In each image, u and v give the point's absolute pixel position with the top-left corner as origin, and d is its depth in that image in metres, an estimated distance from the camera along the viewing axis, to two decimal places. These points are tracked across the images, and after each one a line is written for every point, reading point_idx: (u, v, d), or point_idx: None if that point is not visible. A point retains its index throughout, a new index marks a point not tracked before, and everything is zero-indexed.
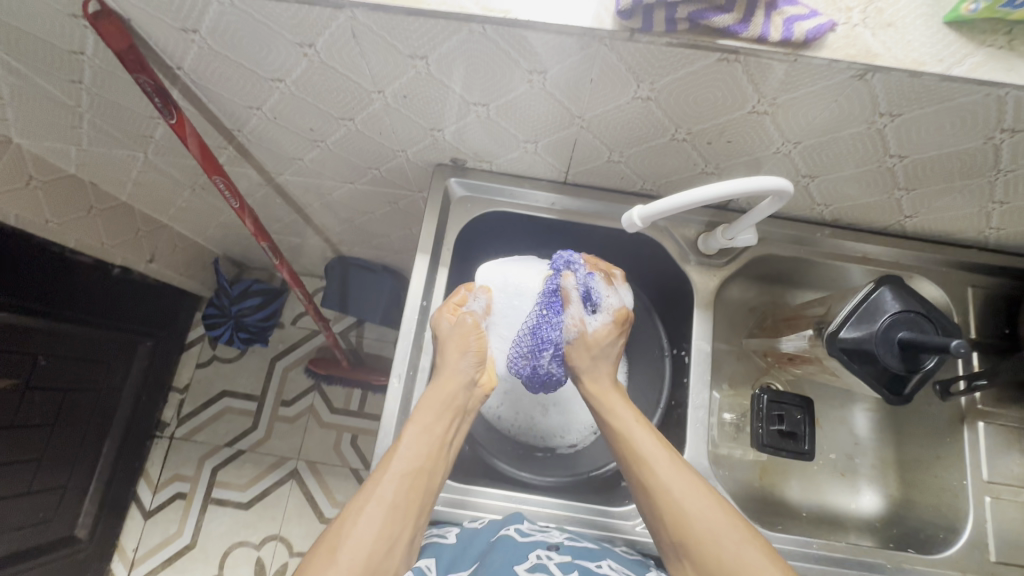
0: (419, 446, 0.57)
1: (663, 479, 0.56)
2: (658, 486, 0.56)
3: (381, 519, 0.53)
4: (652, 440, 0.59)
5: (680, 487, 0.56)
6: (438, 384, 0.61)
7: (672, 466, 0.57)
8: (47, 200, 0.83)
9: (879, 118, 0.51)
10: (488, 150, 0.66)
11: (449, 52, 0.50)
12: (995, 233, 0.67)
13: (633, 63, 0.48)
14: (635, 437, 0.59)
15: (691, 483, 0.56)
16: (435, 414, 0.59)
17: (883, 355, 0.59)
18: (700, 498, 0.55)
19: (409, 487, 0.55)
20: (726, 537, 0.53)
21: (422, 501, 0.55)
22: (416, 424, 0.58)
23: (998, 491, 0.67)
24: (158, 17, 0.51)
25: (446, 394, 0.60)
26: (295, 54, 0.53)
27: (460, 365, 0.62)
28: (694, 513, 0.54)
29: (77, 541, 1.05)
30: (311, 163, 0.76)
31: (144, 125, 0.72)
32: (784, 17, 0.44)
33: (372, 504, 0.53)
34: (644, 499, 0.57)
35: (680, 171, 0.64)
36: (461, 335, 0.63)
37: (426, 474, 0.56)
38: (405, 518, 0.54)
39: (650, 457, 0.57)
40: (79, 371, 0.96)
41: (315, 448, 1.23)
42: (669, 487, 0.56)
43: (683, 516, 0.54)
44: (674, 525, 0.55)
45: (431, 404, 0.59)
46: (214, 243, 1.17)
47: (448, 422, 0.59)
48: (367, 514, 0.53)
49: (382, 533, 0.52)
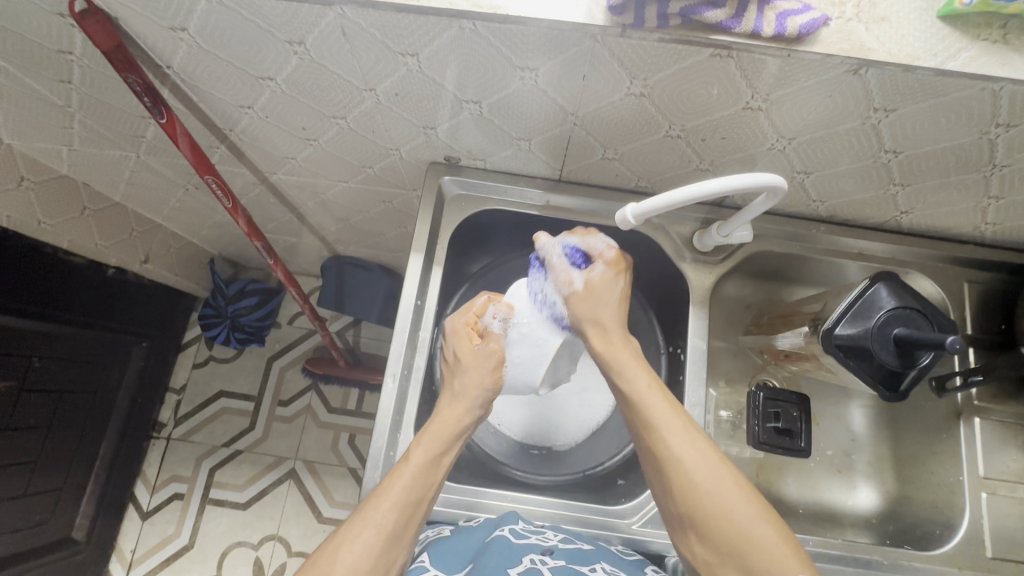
0: (424, 475, 0.55)
1: (672, 449, 0.53)
2: (665, 454, 0.53)
3: (377, 546, 0.50)
4: (663, 405, 0.56)
5: (692, 456, 0.53)
6: (445, 413, 0.60)
7: (684, 432, 0.54)
8: (39, 201, 0.83)
9: (874, 114, 0.50)
10: (481, 148, 0.66)
11: (442, 49, 0.49)
12: (991, 229, 0.67)
13: (625, 59, 0.48)
14: (647, 402, 0.56)
15: (706, 452, 0.53)
16: (440, 442, 0.57)
17: (879, 352, 0.58)
18: (711, 471, 0.52)
19: (408, 514, 0.53)
20: (738, 512, 0.50)
21: (416, 527, 0.54)
22: (422, 450, 0.56)
23: (995, 487, 0.67)
24: (146, 15, 0.51)
25: (454, 426, 0.59)
26: (284, 51, 0.53)
27: (473, 397, 0.61)
28: (703, 486, 0.51)
29: (74, 542, 1.05)
30: (304, 162, 0.76)
31: (135, 125, 0.72)
32: (777, 12, 0.43)
33: (370, 530, 0.51)
34: (655, 469, 0.55)
35: (675, 168, 0.64)
36: (487, 356, 0.63)
37: (425, 503, 0.55)
38: (399, 543, 0.52)
39: (659, 422, 0.55)
40: (74, 372, 0.96)
41: (312, 448, 1.23)
42: (679, 460, 0.53)
43: (694, 489, 0.51)
44: (684, 497, 0.52)
45: (438, 433, 0.58)
46: (209, 243, 1.17)
47: (450, 452, 0.58)
48: (364, 540, 0.50)
49: (377, 561, 0.50)
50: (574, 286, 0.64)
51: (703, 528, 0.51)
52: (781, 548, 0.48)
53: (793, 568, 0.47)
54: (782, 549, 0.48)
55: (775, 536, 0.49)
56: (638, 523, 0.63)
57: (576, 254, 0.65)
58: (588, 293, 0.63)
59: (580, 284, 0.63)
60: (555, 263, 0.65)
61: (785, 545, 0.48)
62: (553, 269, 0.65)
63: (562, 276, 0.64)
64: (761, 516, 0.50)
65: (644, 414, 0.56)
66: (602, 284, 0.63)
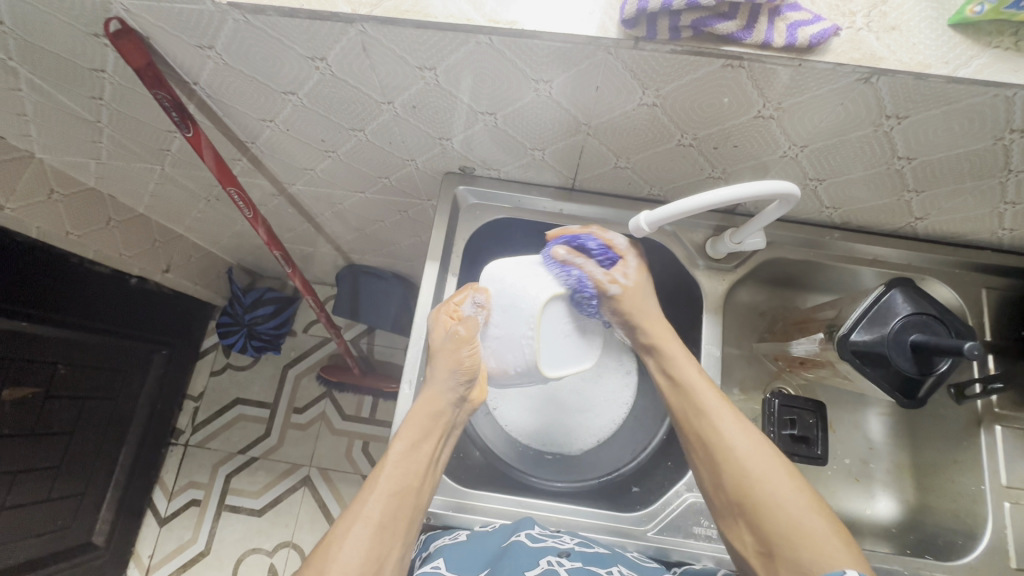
0: (407, 465, 0.58)
1: (727, 437, 0.58)
2: (718, 444, 0.58)
3: (367, 539, 0.54)
4: (715, 397, 0.60)
5: (744, 445, 0.57)
6: (423, 400, 0.61)
7: (735, 424, 0.58)
8: (67, 213, 0.86)
9: (886, 120, 0.51)
10: (496, 158, 0.67)
11: (457, 64, 0.51)
12: (1009, 234, 0.66)
13: (638, 70, 0.49)
14: (698, 392, 0.61)
15: (754, 443, 0.57)
16: (422, 432, 0.60)
17: (895, 357, 0.58)
18: (763, 457, 0.56)
19: (396, 504, 0.56)
20: (779, 504, 0.53)
21: (410, 518, 0.57)
22: (401, 442, 0.59)
23: (1018, 496, 0.66)
24: (175, 34, 0.53)
25: (430, 410, 0.60)
26: (306, 67, 0.55)
27: (446, 382, 0.60)
28: (755, 476, 0.55)
29: (94, 547, 1.06)
30: (323, 173, 0.77)
31: (161, 139, 0.74)
32: (788, 23, 0.44)
33: (359, 524, 0.54)
34: (707, 456, 0.59)
35: (687, 176, 0.64)
36: (454, 348, 0.60)
37: (415, 492, 0.58)
38: (393, 536, 0.55)
39: (714, 413, 0.59)
40: (97, 379, 0.98)
41: (327, 455, 1.24)
42: (733, 446, 0.57)
43: (744, 481, 0.55)
44: (738, 490, 0.55)
45: (417, 422, 0.60)
46: (227, 252, 1.19)
47: (433, 441, 0.60)
48: (354, 535, 0.54)
49: (369, 554, 0.53)
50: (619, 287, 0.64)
51: (751, 514, 0.54)
52: (835, 541, 0.50)
53: (846, 561, 0.49)
54: (834, 544, 0.50)
55: (830, 531, 0.51)
56: (653, 530, 0.63)
57: (603, 250, 0.63)
58: (632, 292, 0.64)
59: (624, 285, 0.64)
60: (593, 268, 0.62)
61: (836, 541, 0.50)
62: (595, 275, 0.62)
63: (602, 278, 0.63)
64: (805, 494, 0.53)
65: (699, 404, 0.60)
66: (637, 279, 0.65)
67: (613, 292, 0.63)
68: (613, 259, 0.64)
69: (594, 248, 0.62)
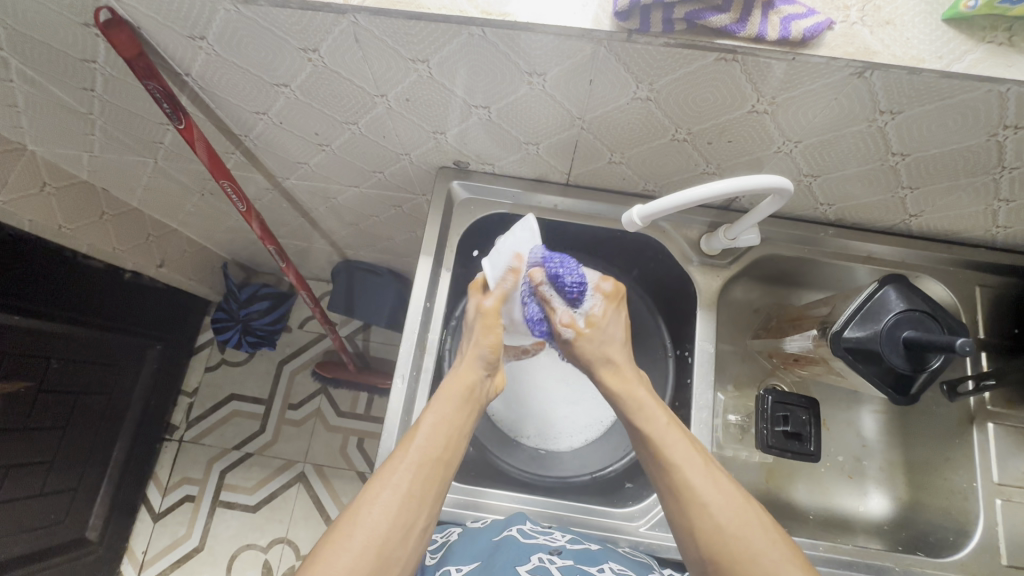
0: (437, 435, 0.55)
1: (698, 490, 0.53)
2: (693, 496, 0.52)
3: (396, 507, 0.50)
4: (685, 447, 0.55)
5: (714, 493, 0.52)
6: (453, 376, 0.59)
7: (705, 472, 0.54)
8: (59, 205, 0.85)
9: (880, 116, 0.51)
10: (490, 152, 0.67)
11: (450, 56, 0.51)
12: (1003, 232, 0.67)
13: (632, 64, 0.48)
14: (667, 443, 0.55)
15: (726, 492, 0.53)
16: (451, 405, 0.57)
17: (888, 354, 0.58)
18: (738, 509, 0.52)
19: (426, 475, 0.53)
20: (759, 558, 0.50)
21: (438, 490, 0.54)
22: (433, 413, 0.56)
23: (1009, 494, 0.66)
24: (167, 24, 0.52)
25: (460, 386, 0.58)
26: (299, 58, 0.54)
27: (472, 356, 0.60)
28: (733, 525, 0.51)
29: (87, 542, 1.06)
30: (317, 167, 0.77)
31: (154, 131, 0.74)
32: (781, 16, 0.44)
33: (388, 491, 0.51)
34: (675, 508, 0.53)
35: (682, 171, 0.64)
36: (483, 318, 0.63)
37: (444, 464, 0.54)
38: (419, 507, 0.52)
39: (684, 464, 0.54)
40: (90, 373, 0.98)
41: (322, 452, 1.24)
42: (705, 500, 0.52)
43: (721, 534, 0.51)
44: (710, 547, 0.51)
45: (447, 395, 0.57)
46: (222, 248, 1.19)
47: (465, 414, 0.57)
48: (382, 501, 0.51)
49: (397, 521, 0.50)
50: (576, 329, 0.61)
51: (728, 573, 0.50)
52: None
53: None
54: None
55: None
56: (646, 526, 0.63)
57: (574, 286, 0.60)
58: (591, 332, 0.61)
59: (577, 328, 0.61)
60: (553, 301, 0.61)
61: None
62: (552, 311, 0.61)
63: (560, 317, 0.61)
64: (783, 551, 0.50)
65: (668, 457, 0.55)
66: (598, 327, 0.61)
67: (567, 335, 0.61)
68: (583, 297, 0.61)
69: (555, 281, 0.60)
